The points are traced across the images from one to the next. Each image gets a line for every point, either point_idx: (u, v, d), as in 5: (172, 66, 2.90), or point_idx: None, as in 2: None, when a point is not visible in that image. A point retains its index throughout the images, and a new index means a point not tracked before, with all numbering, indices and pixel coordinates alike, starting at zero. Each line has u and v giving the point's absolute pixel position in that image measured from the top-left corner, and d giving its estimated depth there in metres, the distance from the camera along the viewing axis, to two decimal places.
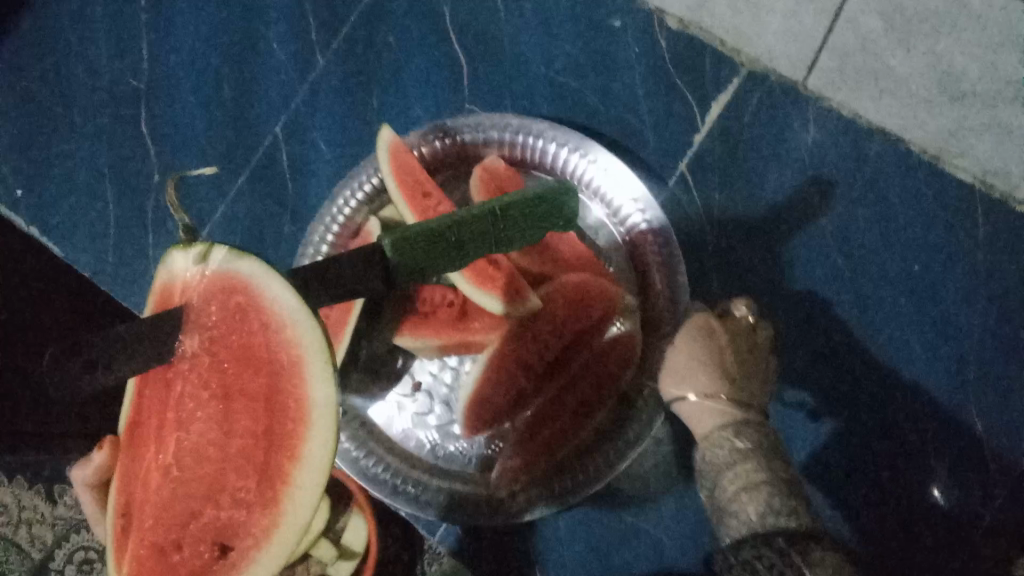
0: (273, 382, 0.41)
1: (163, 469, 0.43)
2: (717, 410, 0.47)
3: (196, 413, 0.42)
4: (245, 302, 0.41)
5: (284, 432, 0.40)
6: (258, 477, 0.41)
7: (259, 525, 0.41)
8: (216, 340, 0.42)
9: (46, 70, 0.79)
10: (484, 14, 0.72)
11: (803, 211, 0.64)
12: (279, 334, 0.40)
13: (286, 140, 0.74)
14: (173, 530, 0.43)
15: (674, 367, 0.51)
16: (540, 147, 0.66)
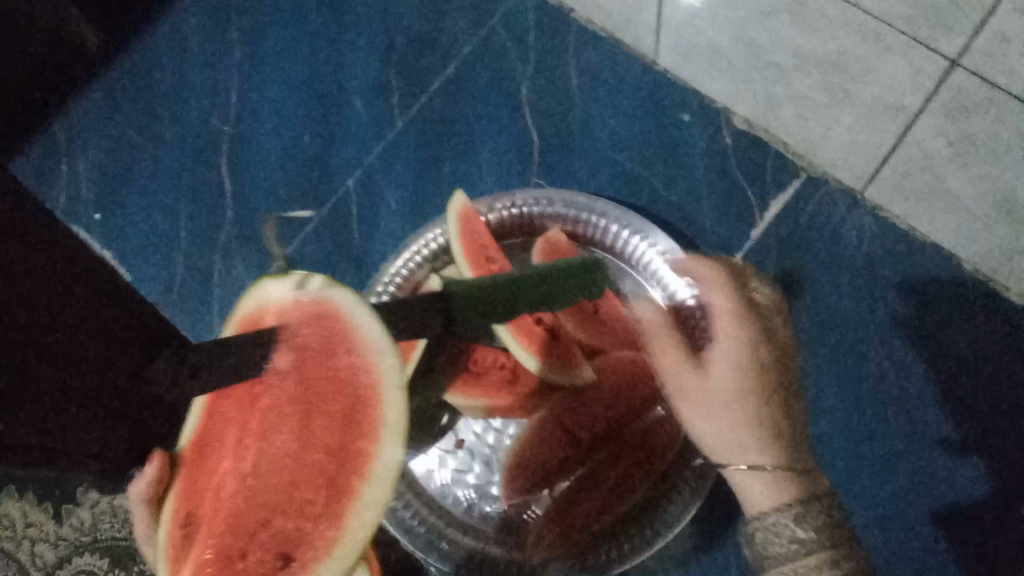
0: (356, 400, 0.35)
1: (233, 475, 0.36)
2: (783, 485, 0.50)
3: (271, 422, 0.35)
4: (334, 325, 0.35)
5: (360, 447, 0.34)
6: (330, 493, 0.34)
7: (325, 544, 0.34)
8: (303, 353, 0.35)
9: (142, 107, 0.85)
10: (560, 94, 0.76)
11: (853, 313, 0.66)
12: (362, 350, 0.34)
13: (357, 191, 0.77)
14: (236, 538, 0.35)
15: (716, 425, 0.54)
16: (603, 227, 0.69)
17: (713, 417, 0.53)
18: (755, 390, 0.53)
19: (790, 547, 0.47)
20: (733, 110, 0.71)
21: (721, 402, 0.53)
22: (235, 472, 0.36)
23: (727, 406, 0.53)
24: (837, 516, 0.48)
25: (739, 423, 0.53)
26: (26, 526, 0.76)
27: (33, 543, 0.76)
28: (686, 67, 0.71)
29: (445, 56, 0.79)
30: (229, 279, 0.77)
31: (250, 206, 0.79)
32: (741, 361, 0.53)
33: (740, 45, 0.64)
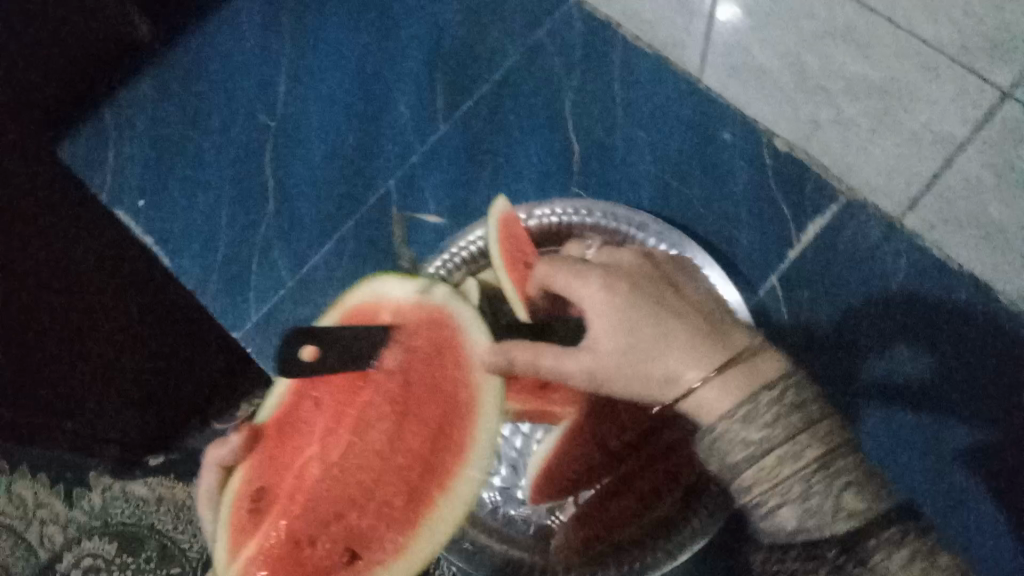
0: (451, 418, 0.48)
1: (324, 463, 0.48)
2: (733, 391, 0.49)
3: (375, 421, 0.48)
4: (449, 334, 0.49)
5: (446, 457, 0.48)
6: (409, 496, 0.47)
7: (393, 542, 0.47)
8: (413, 361, 0.49)
9: (189, 99, 0.87)
10: (603, 107, 0.77)
11: (886, 337, 0.66)
12: (470, 377, 0.48)
13: (398, 192, 0.78)
14: (314, 526, 0.47)
15: (648, 368, 0.54)
16: (642, 240, 0.69)
17: (644, 363, 0.54)
18: (659, 312, 0.55)
19: (751, 449, 0.45)
20: (775, 132, 0.72)
21: (640, 355, 0.54)
22: (327, 460, 0.48)
23: (640, 354, 0.54)
24: (796, 395, 0.46)
25: (671, 350, 0.54)
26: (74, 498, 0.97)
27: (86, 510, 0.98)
28: (731, 87, 0.73)
29: (490, 63, 0.80)
30: (268, 272, 0.79)
31: (290, 201, 0.81)
32: (619, 294, 0.56)
33: None
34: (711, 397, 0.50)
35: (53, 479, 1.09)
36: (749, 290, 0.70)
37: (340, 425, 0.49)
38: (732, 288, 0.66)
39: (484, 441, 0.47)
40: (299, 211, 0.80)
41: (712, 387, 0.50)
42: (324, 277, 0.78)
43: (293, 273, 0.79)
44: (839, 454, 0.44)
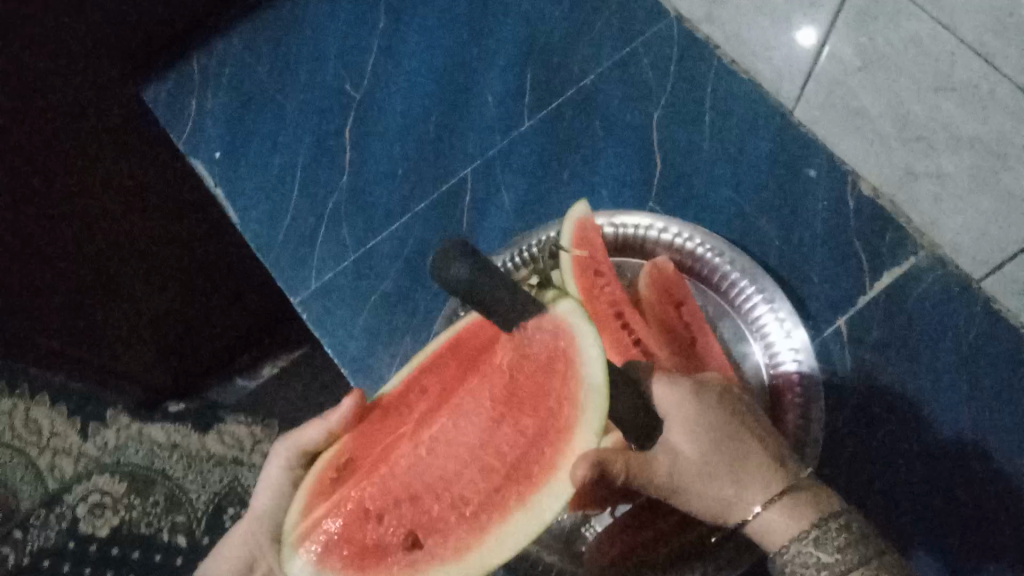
0: (545, 431, 0.48)
1: (416, 443, 0.53)
2: (797, 518, 0.48)
3: (473, 411, 0.51)
4: (564, 346, 0.47)
5: (532, 467, 0.48)
6: (487, 497, 0.49)
7: (458, 540, 0.49)
8: (520, 366, 0.49)
9: (276, 59, 0.87)
10: (689, 126, 0.76)
11: (948, 396, 0.66)
12: (575, 395, 0.47)
13: (473, 181, 0.79)
14: (389, 503, 0.52)
15: (718, 486, 0.50)
16: (714, 264, 0.69)
17: (712, 479, 0.50)
18: (739, 428, 0.51)
19: (821, 572, 0.46)
20: (863, 175, 0.71)
21: (713, 469, 0.50)
22: (421, 445, 0.52)
23: (713, 468, 0.50)
24: (861, 526, 0.48)
25: (743, 473, 0.50)
26: (117, 436, 1.15)
27: (119, 444, 1.15)
28: (823, 123, 0.73)
29: (583, 66, 0.80)
30: (331, 242, 0.80)
31: (365, 175, 0.81)
32: (704, 394, 0.51)
33: (894, 111, 0.69)
34: (776, 524, 0.49)
35: (71, 411, 1.17)
36: (814, 330, 0.69)
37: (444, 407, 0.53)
38: (796, 322, 0.66)
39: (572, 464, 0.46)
40: (373, 186, 0.81)
41: (774, 512, 0.49)
42: (386, 255, 0.78)
43: (355, 246, 0.79)
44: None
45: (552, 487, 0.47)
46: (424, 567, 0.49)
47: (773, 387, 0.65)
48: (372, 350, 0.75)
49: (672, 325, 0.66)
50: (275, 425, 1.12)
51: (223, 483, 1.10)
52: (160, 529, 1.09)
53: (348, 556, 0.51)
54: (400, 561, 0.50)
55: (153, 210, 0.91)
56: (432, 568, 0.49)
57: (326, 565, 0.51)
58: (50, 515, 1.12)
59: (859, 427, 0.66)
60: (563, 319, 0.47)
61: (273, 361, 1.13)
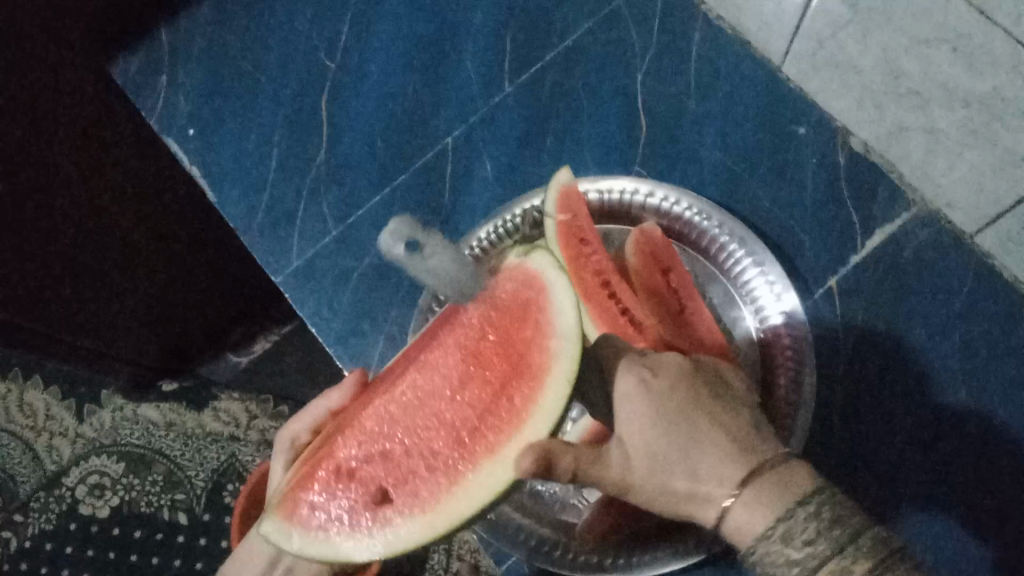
0: (513, 382, 0.49)
1: (386, 400, 0.52)
2: (763, 508, 0.43)
3: (443, 364, 0.51)
4: (535, 298, 0.49)
5: (501, 419, 0.49)
6: (453, 449, 0.49)
7: (426, 493, 0.49)
8: (495, 318, 0.50)
9: (249, 31, 0.85)
10: (674, 85, 0.74)
11: (941, 356, 0.65)
12: (545, 345, 0.48)
13: (454, 151, 0.77)
14: (362, 461, 0.52)
15: (675, 481, 0.46)
16: (702, 228, 0.67)
17: (671, 475, 0.46)
18: (696, 415, 0.47)
19: (794, 570, 0.42)
20: (853, 131, 0.69)
21: (672, 466, 0.46)
22: (391, 401, 0.52)
23: (671, 461, 0.46)
24: (833, 508, 0.42)
25: (702, 465, 0.46)
26: (111, 417, 1.10)
27: (112, 424, 1.10)
28: (814, 78, 0.69)
29: (564, 28, 0.77)
30: (311, 218, 0.78)
31: (343, 148, 0.79)
32: (653, 382, 0.47)
33: (881, 66, 0.62)
34: (745, 518, 0.44)
35: (64, 392, 1.12)
36: (805, 291, 0.68)
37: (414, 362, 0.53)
38: (787, 286, 0.65)
39: (545, 410, 0.47)
40: (352, 159, 0.79)
41: (740, 502, 0.44)
42: (368, 229, 0.76)
43: (336, 222, 0.78)
44: (891, 564, 0.40)
45: (521, 435, 0.47)
46: (392, 522, 0.49)
47: (766, 353, 0.65)
48: (358, 326, 0.74)
49: (660, 294, 0.65)
50: (272, 400, 1.08)
51: (221, 460, 1.05)
52: (161, 508, 1.05)
53: (322, 516, 0.52)
54: (374, 519, 0.50)
55: (126, 186, 0.89)
56: (404, 522, 0.49)
57: (303, 525, 0.51)
58: (50, 498, 1.08)
59: (851, 389, 0.65)
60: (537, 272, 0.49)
61: (264, 337, 1.13)
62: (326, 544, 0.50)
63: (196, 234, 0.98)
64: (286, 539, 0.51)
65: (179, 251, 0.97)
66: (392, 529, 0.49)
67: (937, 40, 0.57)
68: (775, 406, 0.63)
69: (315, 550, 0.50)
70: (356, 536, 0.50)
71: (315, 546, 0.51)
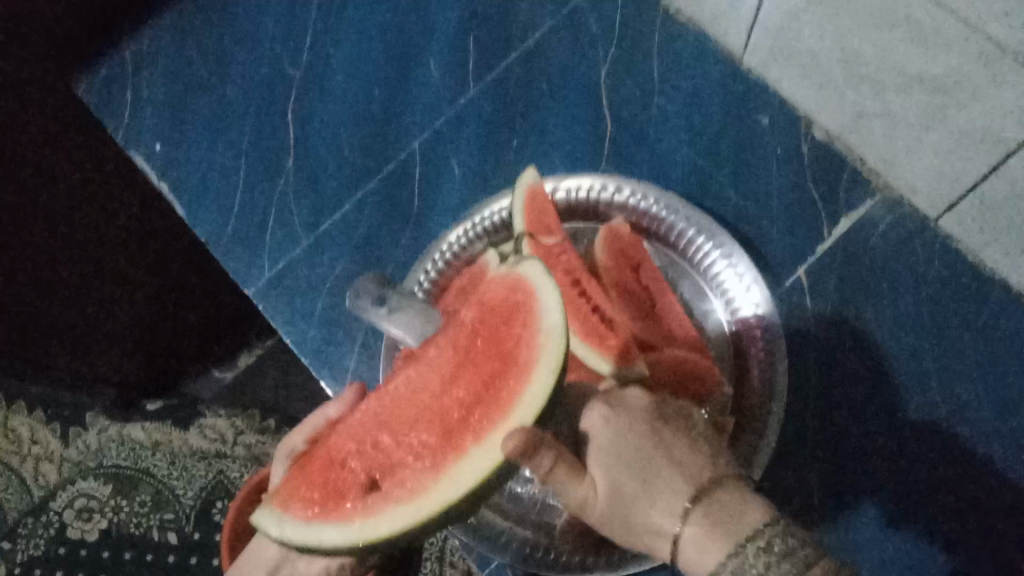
0: (501, 376, 0.48)
1: (381, 396, 0.52)
2: (713, 541, 0.43)
3: (436, 360, 0.51)
4: (524, 300, 0.49)
5: (489, 408, 0.48)
6: (441, 439, 0.48)
7: (412, 481, 0.48)
8: (486, 318, 0.50)
9: (213, 45, 0.85)
10: (637, 82, 0.74)
11: (910, 339, 0.66)
12: (534, 340, 0.48)
13: (421, 155, 0.77)
14: (352, 452, 0.51)
15: (633, 512, 0.46)
16: (670, 222, 0.67)
17: (631, 511, 0.47)
18: (658, 450, 0.47)
19: None
20: (815, 121, 0.69)
21: (634, 503, 0.46)
22: (384, 396, 0.52)
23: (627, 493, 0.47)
24: (785, 541, 0.41)
25: (657, 497, 0.46)
26: (100, 438, 1.08)
27: (101, 446, 1.08)
28: (774, 67, 0.69)
29: (525, 28, 0.78)
30: (281, 228, 0.78)
31: (311, 157, 0.79)
32: (615, 418, 0.48)
33: (839, 53, 0.62)
34: (696, 552, 0.43)
35: (49, 417, 1.09)
36: (775, 281, 0.68)
37: (410, 361, 0.53)
38: (756, 276, 0.65)
39: (529, 401, 0.46)
40: (320, 168, 0.79)
41: (690, 540, 0.44)
42: (339, 238, 0.77)
43: (307, 231, 0.78)
44: None
45: (506, 424, 0.46)
46: (375, 508, 0.48)
47: (738, 344, 0.65)
48: (331, 334, 0.74)
49: (630, 289, 0.64)
50: (257, 414, 1.05)
51: (208, 476, 1.04)
52: (150, 528, 1.04)
53: (309, 503, 0.51)
54: (359, 505, 0.49)
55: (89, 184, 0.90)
56: (388, 510, 0.48)
57: (289, 512, 0.50)
58: (37, 524, 1.07)
59: (823, 375, 0.66)
60: (526, 277, 0.49)
61: (248, 350, 1.07)
62: (310, 529, 0.49)
63: (173, 257, 0.96)
64: (273, 525, 0.50)
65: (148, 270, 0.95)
66: (374, 515, 0.48)
67: (886, 24, 0.56)
68: (748, 395, 0.63)
69: (298, 535, 0.49)
70: (340, 522, 0.49)
71: (299, 531, 0.49)
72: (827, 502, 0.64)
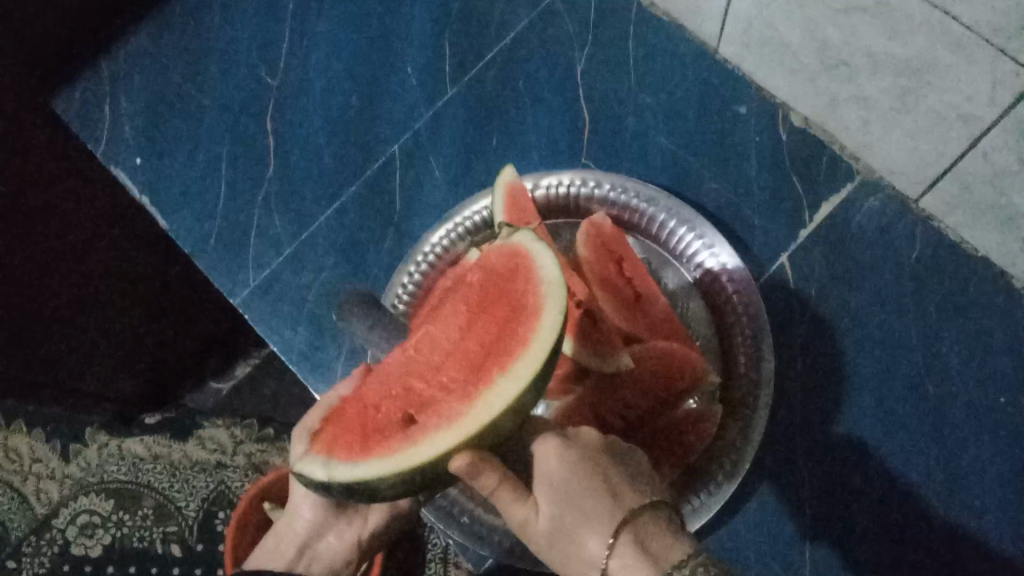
0: (514, 320, 0.48)
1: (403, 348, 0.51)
2: (645, 572, 0.42)
3: (450, 313, 0.51)
4: (523, 256, 0.50)
5: (510, 342, 0.47)
6: (469, 373, 0.47)
7: (446, 410, 0.46)
8: (490, 275, 0.51)
9: (188, 58, 0.85)
10: (614, 76, 0.74)
11: (895, 320, 0.66)
12: (536, 289, 0.48)
13: (401, 158, 0.77)
14: (385, 398, 0.50)
15: (567, 542, 0.45)
16: (650, 215, 0.67)
17: (568, 538, 0.45)
18: (595, 480, 0.46)
19: None
20: (793, 107, 0.70)
21: (566, 531, 0.45)
22: (406, 347, 0.51)
23: (562, 523, 0.46)
24: (712, 571, 0.41)
25: (591, 526, 0.45)
26: (100, 451, 1.00)
27: (102, 458, 0.99)
28: (748, 58, 0.70)
29: (500, 27, 0.78)
30: (265, 237, 0.78)
31: (293, 165, 0.79)
32: (565, 451, 0.47)
33: (810, 43, 0.63)
34: None
35: (48, 434, 1.01)
36: (758, 269, 0.68)
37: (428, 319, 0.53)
38: (738, 267, 0.65)
39: (543, 336, 0.46)
40: (300, 176, 0.79)
41: (625, 569, 0.43)
42: (323, 245, 0.77)
43: (291, 239, 0.78)
44: None
45: (524, 357, 0.46)
46: (411, 441, 0.46)
47: (723, 334, 0.65)
48: (319, 341, 0.74)
49: (613, 281, 0.63)
50: (256, 423, 1.00)
51: (210, 487, 0.97)
52: (154, 541, 0.95)
53: (350, 447, 0.49)
54: (396, 440, 0.47)
55: (98, 200, 0.89)
56: (426, 439, 0.46)
57: (333, 457, 0.49)
58: (41, 543, 0.96)
59: (810, 363, 0.66)
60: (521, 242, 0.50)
61: (244, 359, 1.07)
62: (353, 467, 0.47)
63: (174, 282, 0.97)
64: (319, 470, 0.48)
65: (149, 284, 0.95)
66: (412, 446, 0.46)
67: (858, 10, 0.58)
68: (737, 385, 0.63)
69: (343, 474, 0.47)
70: (382, 456, 0.47)
71: (345, 470, 0.47)
72: (819, 486, 0.64)
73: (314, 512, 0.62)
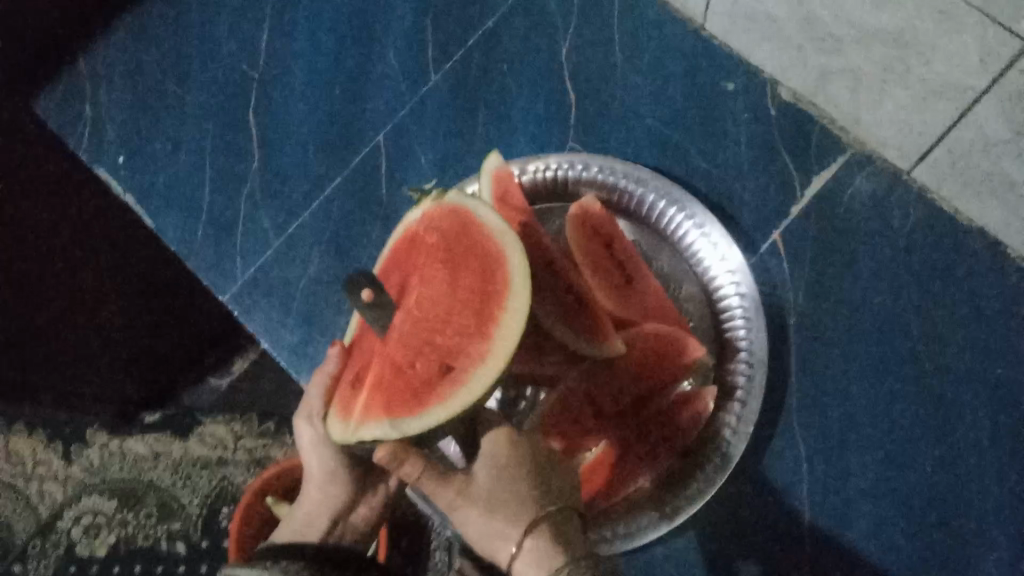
0: (487, 263, 0.50)
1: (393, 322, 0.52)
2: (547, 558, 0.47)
3: (426, 280, 0.52)
4: (463, 214, 0.52)
5: (498, 277, 0.49)
6: (477, 312, 0.49)
7: (477, 347, 0.49)
8: (445, 237, 0.53)
9: (168, 56, 0.85)
10: (599, 59, 0.73)
11: (889, 294, 0.65)
12: (490, 234, 0.50)
13: (385, 148, 0.76)
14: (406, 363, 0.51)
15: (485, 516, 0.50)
16: (638, 196, 0.66)
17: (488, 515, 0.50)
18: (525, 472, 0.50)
19: None
20: (780, 82, 0.69)
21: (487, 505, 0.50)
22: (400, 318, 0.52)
23: (491, 500, 0.50)
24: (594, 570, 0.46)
25: (510, 506, 0.49)
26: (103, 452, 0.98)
27: (107, 456, 0.98)
28: (734, 34, 0.69)
29: (481, 12, 0.76)
30: (251, 231, 0.78)
31: (275, 159, 0.79)
32: (511, 440, 0.52)
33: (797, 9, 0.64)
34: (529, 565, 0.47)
35: (49, 436, 0.98)
36: (750, 247, 0.68)
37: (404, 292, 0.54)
38: (730, 245, 0.63)
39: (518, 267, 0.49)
40: (285, 169, 0.78)
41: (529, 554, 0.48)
42: (307, 237, 0.76)
43: (277, 232, 0.77)
44: None
45: (515, 286, 0.48)
46: (458, 382, 0.48)
47: (715, 316, 0.64)
48: (308, 336, 0.73)
49: (604, 264, 0.62)
50: (256, 417, 0.97)
51: (213, 484, 0.94)
52: (157, 540, 0.92)
53: (402, 406, 0.50)
54: (444, 385, 0.49)
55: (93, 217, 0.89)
56: (471, 374, 0.48)
57: (395, 416, 0.49)
58: (45, 545, 0.95)
59: (803, 342, 0.65)
60: (456, 203, 0.53)
61: (242, 355, 1.02)
62: (419, 419, 0.48)
63: (173, 298, 0.95)
64: (387, 431, 0.49)
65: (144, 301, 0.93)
66: (464, 385, 0.48)
67: None
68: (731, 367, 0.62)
69: (412, 427, 0.48)
70: (441, 402, 0.48)
71: (413, 423, 0.48)
72: (816, 461, 0.64)
73: (334, 477, 0.59)
